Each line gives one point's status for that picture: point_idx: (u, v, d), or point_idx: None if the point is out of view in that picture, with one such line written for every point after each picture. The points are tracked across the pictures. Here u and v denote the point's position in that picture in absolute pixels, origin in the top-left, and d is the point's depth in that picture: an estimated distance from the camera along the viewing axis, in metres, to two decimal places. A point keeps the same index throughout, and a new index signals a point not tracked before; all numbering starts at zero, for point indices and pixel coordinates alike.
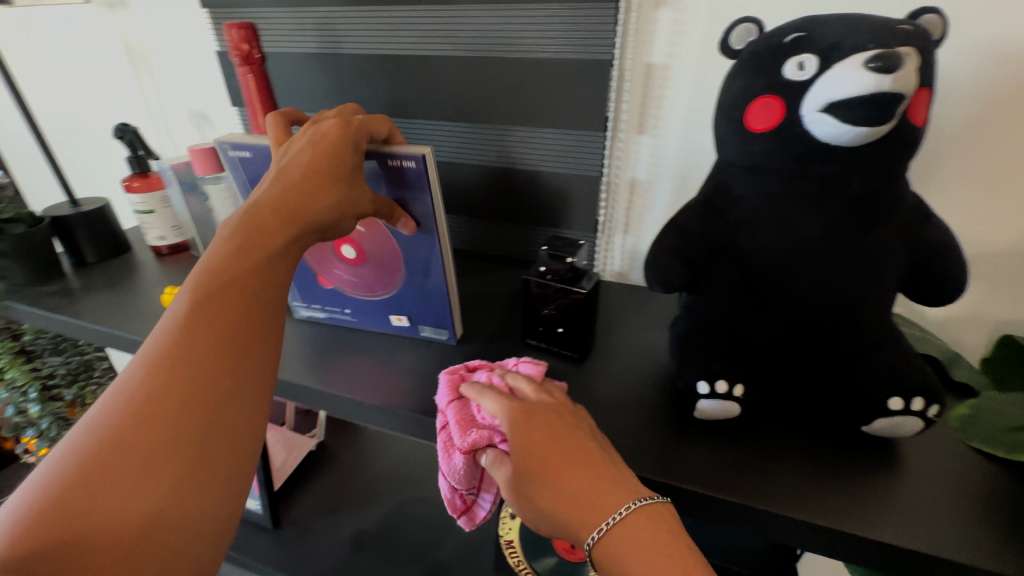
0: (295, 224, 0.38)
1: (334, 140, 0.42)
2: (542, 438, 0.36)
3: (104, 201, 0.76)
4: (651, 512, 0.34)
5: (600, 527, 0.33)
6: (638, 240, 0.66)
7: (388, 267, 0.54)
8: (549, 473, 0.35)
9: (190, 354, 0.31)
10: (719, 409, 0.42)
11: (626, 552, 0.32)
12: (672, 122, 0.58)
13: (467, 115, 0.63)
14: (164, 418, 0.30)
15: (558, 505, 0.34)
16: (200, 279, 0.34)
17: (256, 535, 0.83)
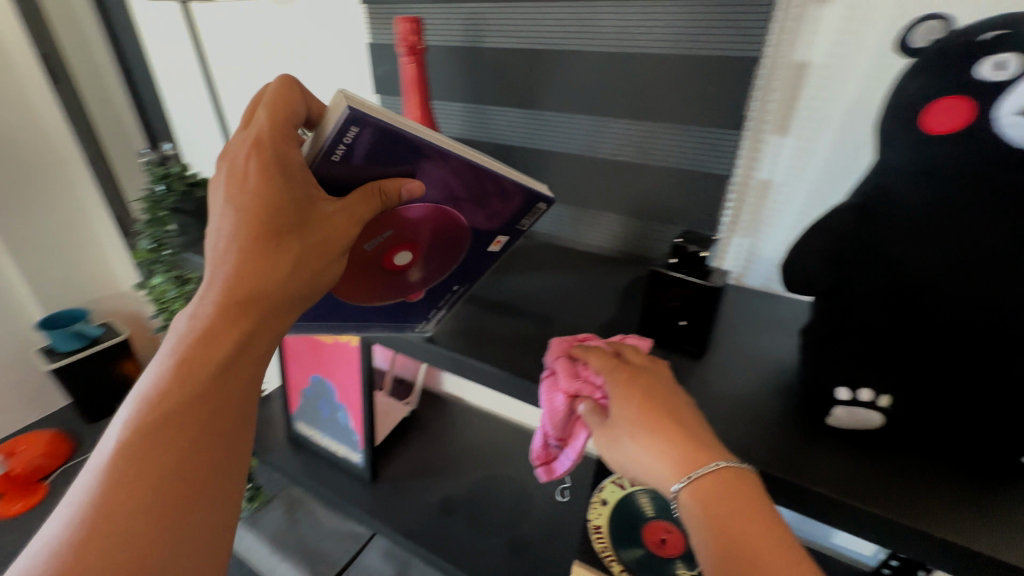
0: (241, 324, 0.37)
1: (259, 196, 0.37)
2: (647, 395, 0.41)
3: None
4: (741, 474, 0.36)
5: (692, 474, 0.36)
6: (763, 244, 0.65)
7: (443, 224, 0.50)
8: (654, 425, 0.39)
9: (140, 486, 0.32)
10: (853, 416, 0.42)
11: (712, 503, 0.35)
12: (819, 126, 0.56)
13: (601, 110, 0.66)
14: (119, 554, 0.31)
15: (657, 453, 0.38)
16: (143, 405, 0.34)
17: (356, 486, 0.91)
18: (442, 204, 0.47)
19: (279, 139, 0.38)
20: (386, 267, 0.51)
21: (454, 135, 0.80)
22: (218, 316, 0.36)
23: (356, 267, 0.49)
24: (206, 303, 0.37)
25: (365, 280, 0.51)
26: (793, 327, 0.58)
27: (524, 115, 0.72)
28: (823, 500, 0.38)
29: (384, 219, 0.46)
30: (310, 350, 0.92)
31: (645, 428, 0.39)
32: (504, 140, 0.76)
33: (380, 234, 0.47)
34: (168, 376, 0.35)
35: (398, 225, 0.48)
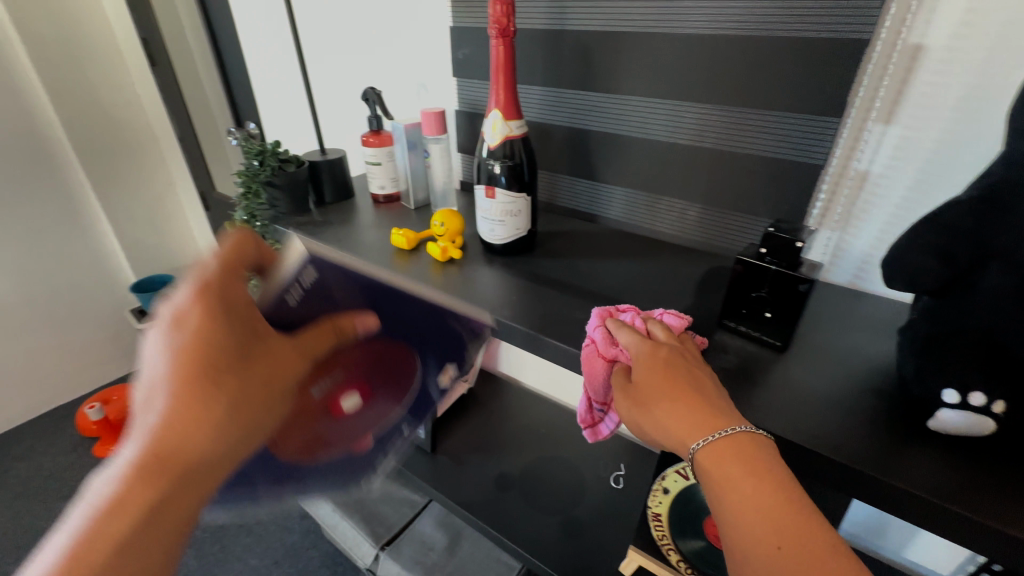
0: (173, 468, 0.38)
1: (196, 343, 0.38)
2: (667, 364, 0.44)
3: (342, 151, 0.91)
4: (752, 436, 0.39)
5: (708, 436, 0.38)
6: (854, 239, 0.62)
7: (388, 365, 0.49)
8: (671, 392, 0.42)
9: None
10: (965, 422, 0.39)
11: (725, 464, 0.37)
12: (934, 114, 0.53)
13: (687, 96, 0.65)
14: None
15: (675, 416, 0.40)
16: (71, 547, 0.36)
17: (416, 456, 0.95)
18: (393, 337, 0.48)
19: (224, 286, 0.40)
20: (323, 430, 0.46)
21: (530, 118, 0.81)
22: (140, 469, 0.37)
23: (291, 428, 0.44)
24: (136, 448, 0.38)
25: (299, 449, 0.45)
26: (887, 328, 0.55)
27: (604, 99, 0.72)
28: (925, 504, 0.36)
29: (329, 368, 0.44)
30: None
31: (665, 393, 0.42)
32: (582, 124, 0.76)
33: (330, 375, 0.44)
34: (95, 519, 0.36)
35: (344, 373, 0.45)
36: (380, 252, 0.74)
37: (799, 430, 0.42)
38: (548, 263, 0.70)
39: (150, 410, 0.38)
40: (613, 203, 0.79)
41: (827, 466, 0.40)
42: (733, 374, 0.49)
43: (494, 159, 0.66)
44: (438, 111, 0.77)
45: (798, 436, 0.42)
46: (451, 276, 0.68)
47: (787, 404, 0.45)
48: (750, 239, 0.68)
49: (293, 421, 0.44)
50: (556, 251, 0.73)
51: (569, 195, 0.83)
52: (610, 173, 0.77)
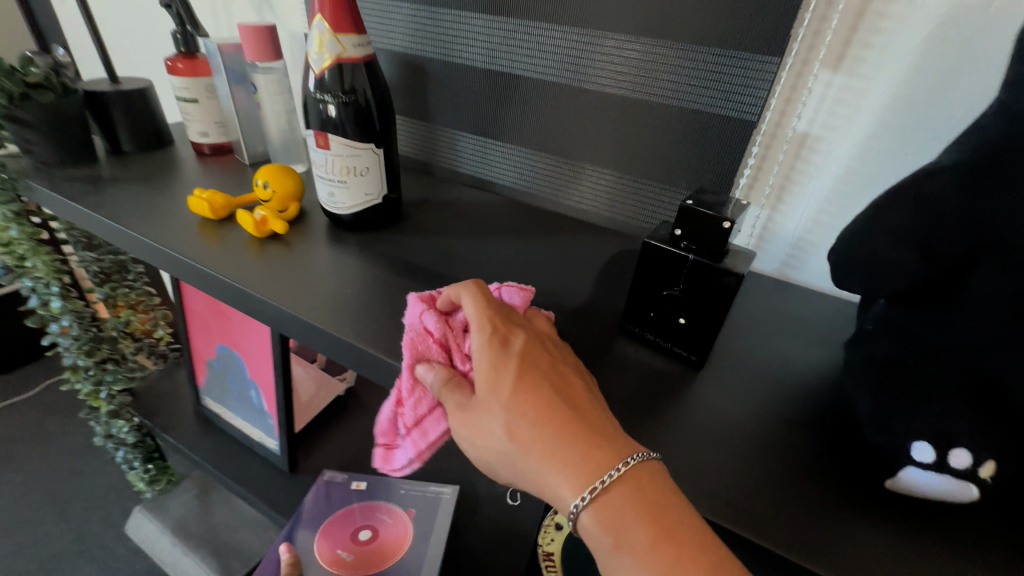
0: None
1: None
2: (523, 367, 0.33)
3: (147, 83, 0.67)
4: (650, 469, 0.29)
5: (594, 486, 0.28)
6: (786, 218, 0.50)
7: (341, 516, 0.68)
8: (532, 412, 0.31)
9: None
10: (940, 488, 0.27)
11: (619, 523, 0.28)
12: (894, 60, 0.41)
13: (593, 23, 0.50)
14: None
15: (547, 454, 0.30)
16: None
17: (272, 478, 0.76)
18: (321, 527, 0.66)
19: None
20: (370, 543, 0.65)
21: (398, 49, 0.61)
22: None
23: (367, 563, 0.62)
24: None
25: (381, 546, 0.64)
26: (817, 330, 0.45)
27: (490, 25, 0.55)
28: None
29: (334, 558, 0.63)
30: (214, 316, 0.75)
31: (523, 414, 0.31)
32: (463, 58, 0.58)
33: (342, 556, 0.64)
34: None
35: (344, 545, 0.65)
36: (178, 223, 0.53)
37: (711, 493, 0.30)
38: (414, 242, 0.53)
39: None
40: (504, 165, 0.62)
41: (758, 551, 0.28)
42: (633, 401, 0.36)
43: (325, 94, 0.47)
44: (262, 25, 0.56)
45: (709, 505, 0.29)
46: (274, 259, 0.49)
47: (697, 449, 0.33)
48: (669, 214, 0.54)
49: (363, 565, 0.62)
50: (428, 225, 0.56)
51: (452, 153, 0.65)
52: (500, 125, 0.60)
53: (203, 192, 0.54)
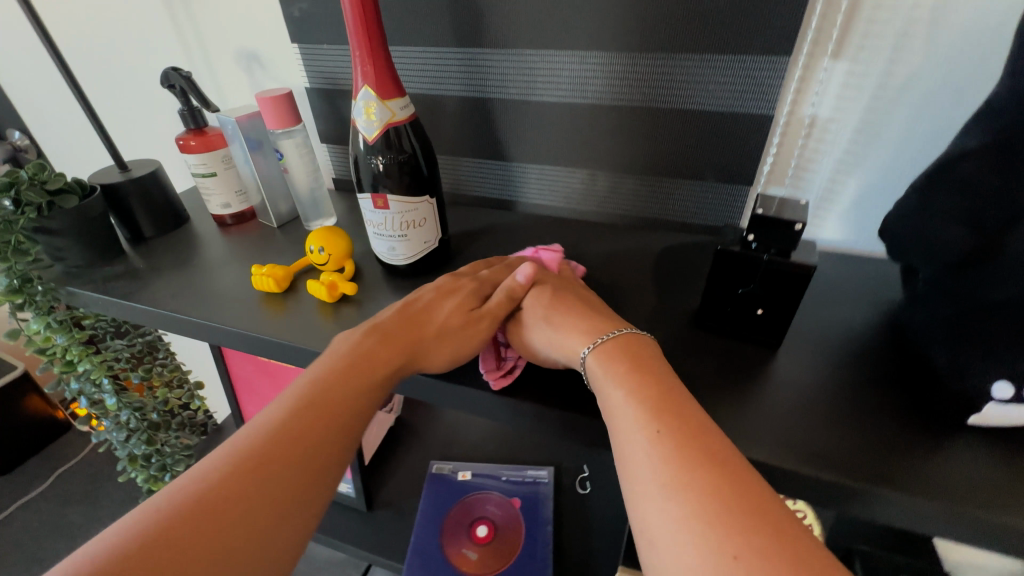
0: (398, 355, 0.40)
1: (444, 293, 0.45)
2: (555, 290, 0.45)
3: (155, 163, 0.66)
4: (636, 338, 0.39)
5: (597, 339, 0.39)
6: (804, 194, 0.56)
7: (456, 517, 0.76)
8: (562, 310, 0.43)
9: (302, 419, 0.35)
10: (1014, 415, 0.33)
11: (611, 357, 0.38)
12: (889, 45, 0.46)
13: (610, 44, 0.53)
14: (311, 419, 0.35)
15: (566, 328, 0.41)
16: (370, 341, 0.40)
17: (353, 520, 0.79)
18: (443, 529, 0.75)
19: (471, 291, 0.45)
20: (493, 538, 0.74)
21: (411, 91, 0.63)
22: (377, 341, 0.40)
23: (493, 557, 0.72)
24: (361, 338, 0.40)
25: (502, 539, 0.74)
26: (859, 290, 0.50)
27: (504, 58, 0.57)
28: (991, 526, 0.31)
29: (464, 556, 0.72)
30: (267, 379, 0.77)
31: (553, 309, 0.43)
32: (480, 91, 0.60)
33: (470, 551, 0.73)
34: (321, 384, 0.37)
35: (468, 543, 0.74)
36: (241, 303, 0.54)
37: (832, 457, 0.35)
38: None
39: (386, 315, 0.43)
40: (527, 184, 0.65)
41: (885, 503, 0.33)
42: (733, 388, 0.40)
43: (376, 154, 0.48)
44: (280, 94, 0.56)
45: (830, 468, 0.34)
46: (350, 319, 0.51)
47: (805, 423, 0.37)
48: (727, 218, 0.59)
49: (491, 558, 0.72)
50: (478, 256, 0.59)
51: (475, 178, 0.68)
52: (522, 149, 0.63)
53: (260, 267, 0.55)
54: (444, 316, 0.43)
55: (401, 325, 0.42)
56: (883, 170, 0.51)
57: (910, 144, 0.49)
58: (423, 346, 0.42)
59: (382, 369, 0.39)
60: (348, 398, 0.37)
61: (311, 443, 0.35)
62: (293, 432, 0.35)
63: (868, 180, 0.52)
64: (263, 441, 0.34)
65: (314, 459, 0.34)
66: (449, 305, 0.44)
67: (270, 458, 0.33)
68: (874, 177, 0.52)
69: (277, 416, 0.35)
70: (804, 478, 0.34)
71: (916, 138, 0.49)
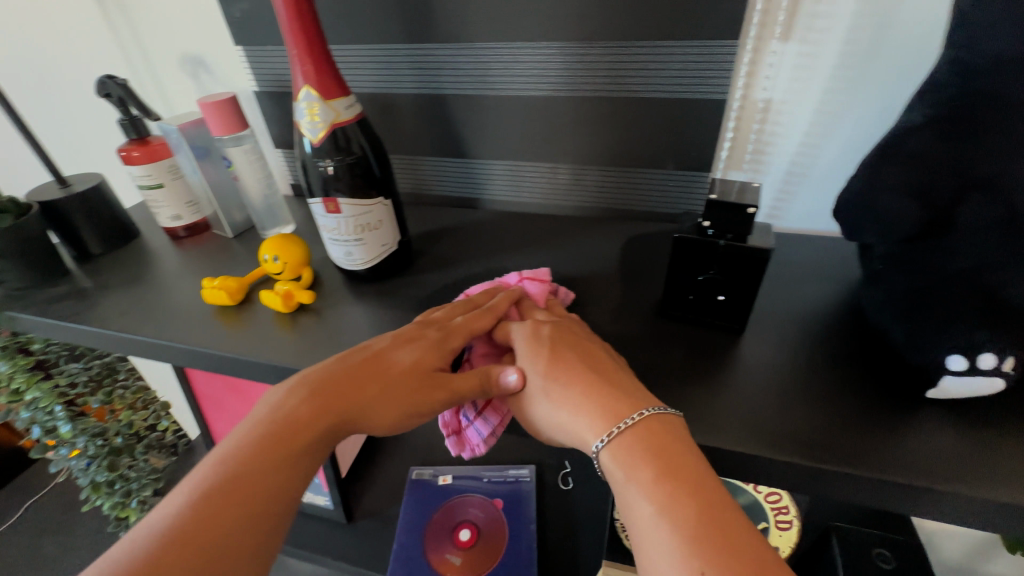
0: (334, 420, 0.37)
1: (398, 346, 0.40)
2: (556, 349, 0.39)
3: (98, 177, 0.63)
4: (663, 421, 0.34)
5: (612, 430, 0.34)
6: (764, 177, 0.56)
7: (439, 521, 0.75)
8: (565, 378, 0.37)
9: (213, 505, 0.32)
10: (971, 386, 0.33)
11: (633, 458, 0.33)
12: (836, 25, 0.46)
13: (562, 34, 0.52)
14: (223, 505, 0.32)
15: (574, 407, 0.36)
16: (299, 402, 0.36)
17: (333, 533, 0.77)
18: (426, 534, 0.74)
19: (436, 347, 0.40)
20: (476, 541, 0.73)
21: (364, 91, 0.61)
22: (307, 401, 0.36)
23: (476, 561, 0.71)
24: (289, 397, 0.37)
25: (486, 542, 0.73)
26: (822, 271, 0.50)
27: (455, 53, 0.55)
28: (955, 499, 0.31)
29: (447, 560, 0.71)
30: (234, 395, 0.74)
31: (557, 378, 0.37)
32: (434, 87, 0.58)
33: (453, 556, 0.72)
34: (237, 458, 0.34)
35: (451, 547, 0.72)
36: (193, 319, 0.51)
37: (795, 439, 0.34)
38: (435, 278, 0.54)
39: (320, 366, 0.39)
40: (489, 180, 0.64)
41: (851, 484, 0.32)
42: (699, 375, 0.40)
43: (324, 157, 0.47)
44: (223, 98, 0.53)
45: (795, 451, 0.33)
46: (309, 328, 0.49)
47: (769, 407, 0.37)
48: (689, 204, 0.58)
49: (474, 561, 0.71)
50: (442, 257, 0.57)
51: (436, 177, 0.66)
52: (482, 145, 0.62)
53: (212, 279, 0.53)
54: (396, 372, 0.39)
55: (342, 381, 0.38)
56: (839, 149, 0.52)
57: (863, 122, 0.50)
58: (365, 410, 0.37)
59: (310, 434, 0.36)
60: (271, 471, 0.34)
61: (223, 533, 0.31)
62: (201, 521, 0.31)
63: (825, 160, 0.53)
64: (167, 534, 0.31)
65: (227, 550, 0.31)
66: (404, 361, 0.39)
67: (177, 549, 0.30)
68: (830, 157, 0.52)
69: (193, 493, 0.32)
70: (773, 464, 0.33)
71: (869, 117, 0.49)
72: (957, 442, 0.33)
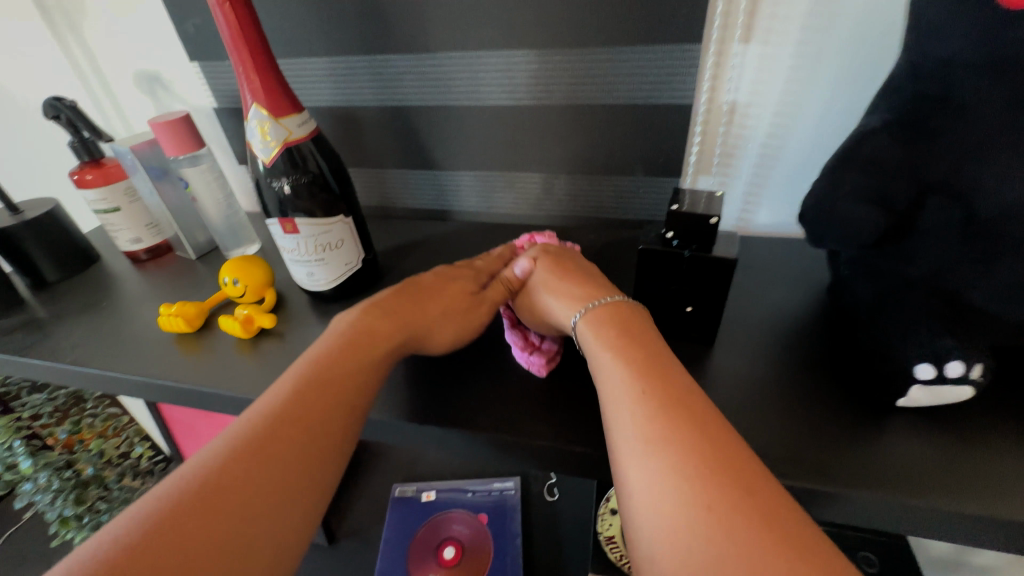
0: (399, 335, 0.39)
1: (443, 275, 0.44)
2: (556, 262, 0.43)
3: (52, 202, 0.61)
4: (631, 305, 0.38)
5: (586, 305, 0.38)
6: (733, 181, 0.55)
7: (422, 540, 0.73)
8: (558, 279, 0.41)
9: (297, 403, 0.32)
10: (940, 394, 0.32)
11: (603, 321, 0.36)
12: (796, 27, 0.45)
13: (522, 41, 0.50)
14: (309, 403, 0.32)
15: (562, 295, 0.40)
16: (364, 321, 0.38)
17: (314, 556, 0.75)
18: (409, 554, 0.72)
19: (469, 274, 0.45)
20: (460, 559, 0.71)
21: (325, 105, 0.60)
22: (371, 319, 0.39)
23: None
24: (356, 319, 0.38)
25: (471, 559, 0.72)
26: (794, 275, 0.49)
27: (415, 63, 0.54)
28: (929, 514, 0.30)
29: None
30: (206, 422, 0.72)
31: (557, 278, 0.42)
32: (395, 98, 0.57)
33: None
34: (317, 366, 0.34)
35: (435, 566, 0.71)
36: (149, 348, 0.50)
37: (767, 456, 0.33)
38: None
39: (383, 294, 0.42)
40: (457, 191, 0.63)
41: (824, 501, 0.31)
42: None
43: (278, 177, 0.45)
44: (177, 118, 0.52)
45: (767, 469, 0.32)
46: (271, 352, 0.47)
47: (740, 422, 0.36)
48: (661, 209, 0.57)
49: None
50: (410, 272, 0.56)
51: (404, 189, 0.65)
52: (449, 156, 0.60)
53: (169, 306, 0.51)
54: (444, 295, 0.42)
55: (402, 303, 0.41)
56: (805, 151, 0.51)
57: (827, 124, 0.49)
58: (424, 327, 0.40)
59: (384, 346, 0.37)
60: (351, 376, 0.35)
61: (306, 427, 0.31)
62: (287, 416, 0.31)
63: (791, 163, 0.52)
64: (253, 425, 0.30)
65: (308, 442, 0.30)
66: (449, 285, 0.43)
67: (264, 435, 0.30)
68: (796, 160, 0.52)
69: (281, 391, 0.33)
70: None
71: (832, 118, 0.49)
72: (929, 454, 0.32)
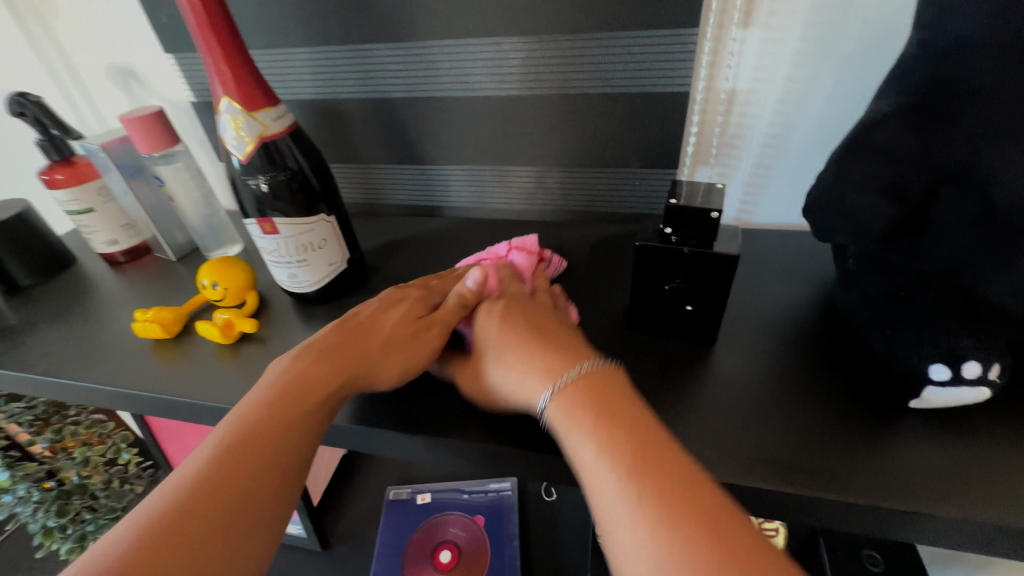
0: (342, 377, 0.35)
1: (387, 309, 0.40)
2: (509, 310, 0.38)
3: (23, 203, 0.58)
4: (603, 373, 0.32)
5: (558, 382, 0.32)
6: (732, 172, 0.53)
7: (417, 543, 0.72)
8: (518, 339, 0.35)
9: (226, 468, 0.29)
10: (956, 396, 0.31)
11: (576, 407, 0.31)
12: (798, 9, 0.43)
13: (511, 28, 0.48)
14: (239, 467, 0.29)
15: (525, 369, 0.34)
16: (305, 363, 0.35)
17: (308, 562, 0.73)
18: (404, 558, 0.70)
19: (416, 304, 0.40)
20: (456, 562, 0.70)
21: (307, 98, 0.57)
22: (312, 362, 0.35)
23: None
24: (295, 361, 0.35)
25: (467, 562, 0.70)
26: (796, 269, 0.48)
27: (398, 53, 0.52)
28: (944, 523, 0.28)
29: None
30: (193, 428, 0.70)
31: (513, 342, 0.35)
32: (379, 91, 0.55)
33: None
34: (250, 419, 0.32)
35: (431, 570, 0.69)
36: (124, 355, 0.47)
37: (775, 464, 0.31)
38: None
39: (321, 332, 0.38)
40: (446, 187, 0.61)
41: (835, 510, 0.30)
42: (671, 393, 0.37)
43: (255, 174, 0.43)
44: (149, 112, 0.49)
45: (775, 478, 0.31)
46: (252, 358, 0.45)
47: (745, 427, 0.34)
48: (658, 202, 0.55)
49: None
50: (399, 272, 0.54)
51: (392, 185, 0.62)
52: (436, 151, 0.58)
53: (145, 311, 0.49)
54: (385, 332, 0.38)
55: (345, 340, 0.37)
56: (807, 140, 0.49)
57: (830, 112, 0.47)
58: (370, 364, 0.37)
59: (326, 393, 0.34)
60: (286, 428, 0.32)
61: (240, 492, 0.29)
62: (216, 482, 0.29)
63: (793, 152, 0.50)
64: (181, 497, 0.28)
65: (240, 510, 0.28)
66: (391, 318, 0.39)
67: (193, 510, 0.28)
68: (798, 149, 0.50)
69: (210, 454, 0.30)
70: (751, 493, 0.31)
71: (835, 105, 0.47)
72: (944, 458, 0.31)
